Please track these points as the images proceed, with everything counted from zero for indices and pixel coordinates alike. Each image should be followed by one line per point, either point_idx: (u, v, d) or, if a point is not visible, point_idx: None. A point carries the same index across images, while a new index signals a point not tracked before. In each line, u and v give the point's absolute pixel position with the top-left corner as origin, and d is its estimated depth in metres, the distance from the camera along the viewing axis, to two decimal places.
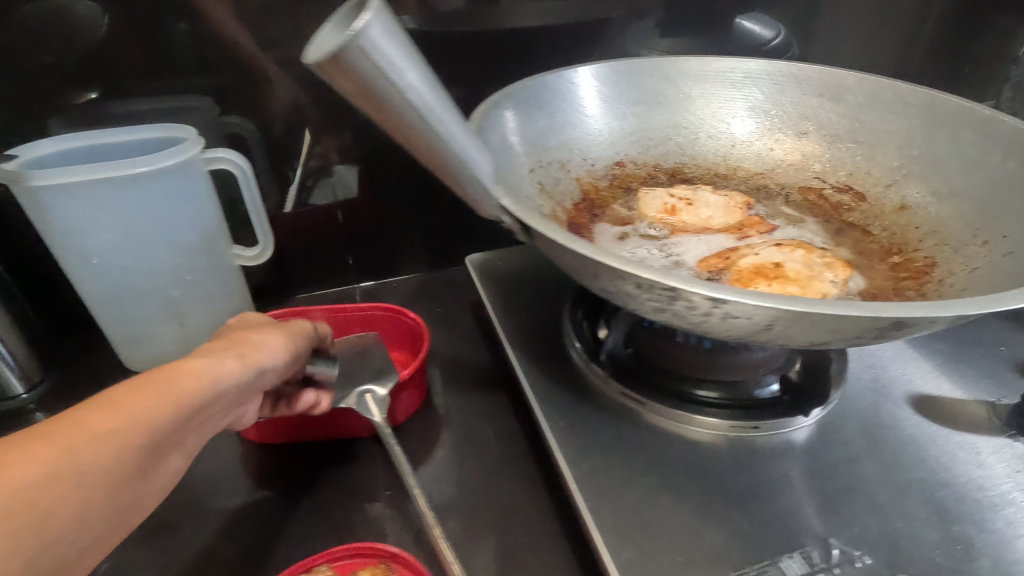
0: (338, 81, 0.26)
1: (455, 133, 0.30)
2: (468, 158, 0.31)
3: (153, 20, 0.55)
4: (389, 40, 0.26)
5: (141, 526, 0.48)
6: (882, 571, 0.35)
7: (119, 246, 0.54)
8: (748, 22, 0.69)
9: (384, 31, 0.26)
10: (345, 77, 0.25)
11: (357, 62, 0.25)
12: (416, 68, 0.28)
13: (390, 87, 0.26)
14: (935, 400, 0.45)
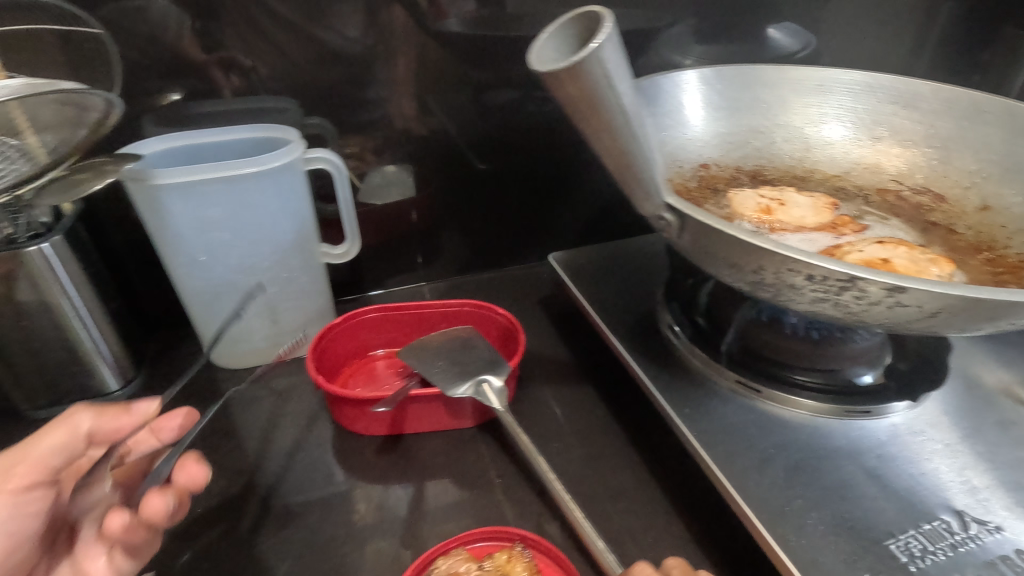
0: (572, 87, 0.29)
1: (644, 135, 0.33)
2: (644, 159, 0.33)
3: (251, 24, 0.56)
4: (615, 52, 0.29)
5: (264, 515, 0.50)
6: (1015, 537, 0.37)
7: (224, 244, 0.56)
8: (779, 32, 0.75)
9: (613, 43, 0.29)
10: (579, 83, 0.29)
11: (591, 73, 0.29)
12: (628, 78, 0.30)
13: (614, 94, 0.30)
14: (1016, 384, 0.49)
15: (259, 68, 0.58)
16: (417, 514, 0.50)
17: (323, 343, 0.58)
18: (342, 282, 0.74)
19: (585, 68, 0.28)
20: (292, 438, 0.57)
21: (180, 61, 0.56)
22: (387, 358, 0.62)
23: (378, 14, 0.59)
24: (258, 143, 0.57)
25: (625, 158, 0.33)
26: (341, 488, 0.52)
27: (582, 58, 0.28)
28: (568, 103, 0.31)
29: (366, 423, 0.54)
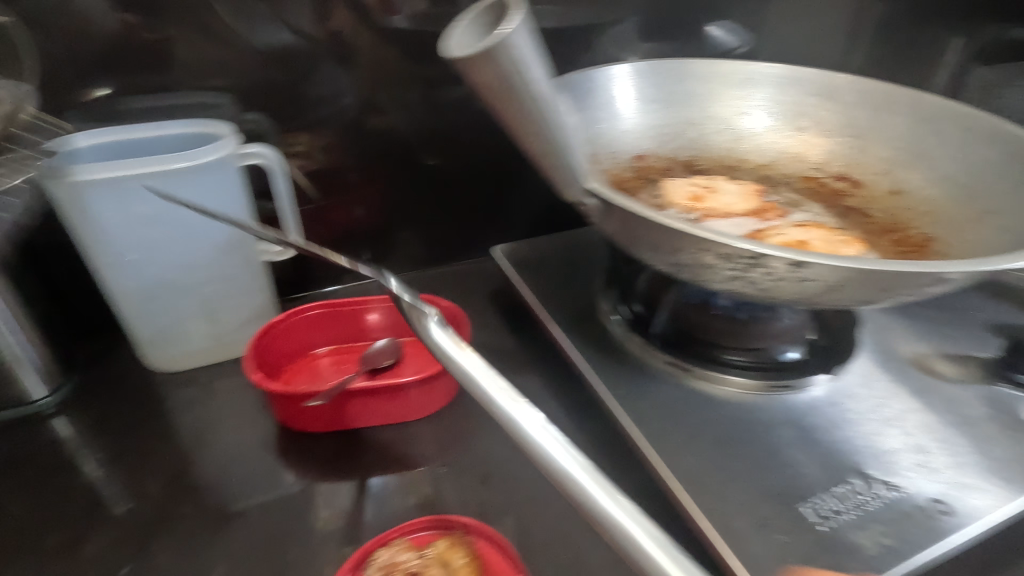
0: (483, 72, 0.30)
1: (559, 120, 0.34)
2: (562, 145, 0.35)
3: (177, 17, 0.55)
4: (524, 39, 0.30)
5: (200, 518, 0.49)
6: (917, 495, 0.40)
7: (155, 242, 0.55)
8: (720, 30, 0.78)
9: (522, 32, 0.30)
10: (488, 69, 0.30)
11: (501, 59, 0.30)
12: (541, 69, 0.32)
13: (526, 80, 0.30)
14: (931, 356, 0.51)
15: (192, 61, 0.57)
16: (360, 507, 0.49)
17: (263, 343, 0.57)
18: (287, 283, 0.73)
19: (493, 54, 0.29)
20: (234, 439, 0.56)
21: (109, 54, 0.54)
22: (331, 355, 0.62)
23: (313, 7, 0.58)
24: (189, 139, 0.56)
25: (544, 144, 0.35)
26: (283, 485, 0.51)
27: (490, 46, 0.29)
28: (483, 89, 0.31)
29: (307, 420, 0.54)
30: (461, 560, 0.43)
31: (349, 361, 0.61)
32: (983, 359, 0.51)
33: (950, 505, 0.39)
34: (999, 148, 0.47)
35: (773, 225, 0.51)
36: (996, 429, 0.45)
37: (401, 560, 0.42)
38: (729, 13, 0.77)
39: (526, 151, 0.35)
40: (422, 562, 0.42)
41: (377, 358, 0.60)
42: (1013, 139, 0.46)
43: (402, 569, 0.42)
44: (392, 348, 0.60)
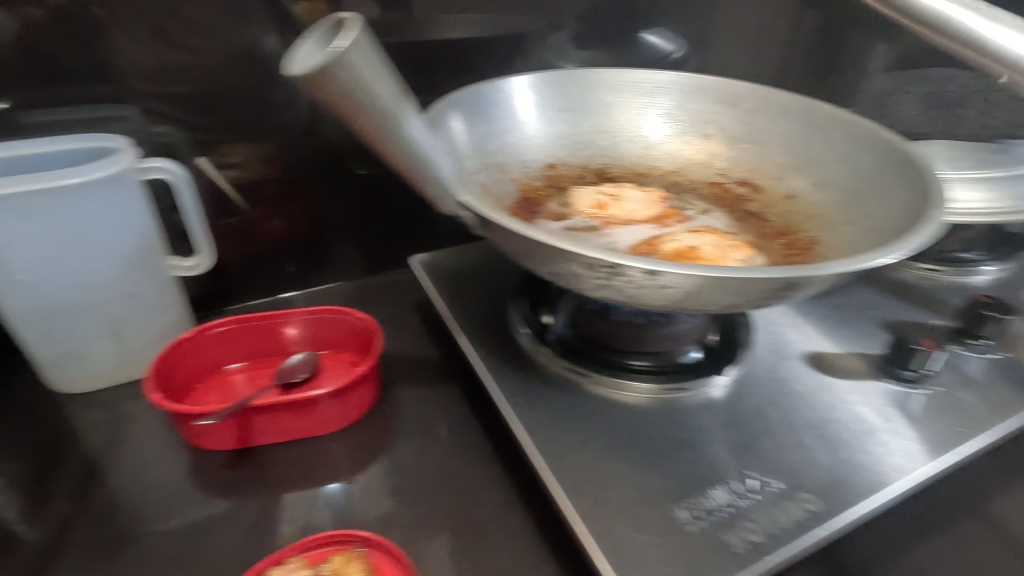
0: (326, 89, 0.30)
1: (420, 135, 0.34)
2: (427, 160, 0.35)
3: (72, 28, 0.54)
4: (361, 56, 0.30)
5: (92, 542, 0.48)
6: (790, 491, 0.41)
7: (49, 260, 0.53)
8: (653, 36, 0.80)
9: (358, 48, 0.30)
10: (331, 86, 0.30)
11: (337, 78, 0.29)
12: (385, 82, 0.32)
13: (371, 97, 0.30)
14: (825, 355, 0.53)
15: (93, 73, 0.56)
16: (262, 525, 0.49)
17: (168, 359, 0.55)
18: (205, 296, 0.71)
19: (331, 70, 0.29)
20: (139, 459, 0.55)
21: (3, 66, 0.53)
22: (245, 370, 0.61)
23: (219, 18, 0.58)
24: (86, 155, 0.55)
25: (408, 162, 0.34)
26: (184, 507, 0.50)
27: (327, 64, 0.29)
28: (332, 106, 0.31)
29: (213, 437, 0.53)
30: None
31: (264, 375, 0.61)
32: (873, 355, 0.53)
33: (820, 500, 0.40)
34: (877, 154, 0.49)
35: (670, 232, 0.52)
36: (878, 424, 0.47)
37: None
38: (660, 21, 0.79)
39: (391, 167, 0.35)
40: None
41: (292, 372, 0.59)
42: (888, 148, 0.49)
43: None
44: (307, 362, 0.60)
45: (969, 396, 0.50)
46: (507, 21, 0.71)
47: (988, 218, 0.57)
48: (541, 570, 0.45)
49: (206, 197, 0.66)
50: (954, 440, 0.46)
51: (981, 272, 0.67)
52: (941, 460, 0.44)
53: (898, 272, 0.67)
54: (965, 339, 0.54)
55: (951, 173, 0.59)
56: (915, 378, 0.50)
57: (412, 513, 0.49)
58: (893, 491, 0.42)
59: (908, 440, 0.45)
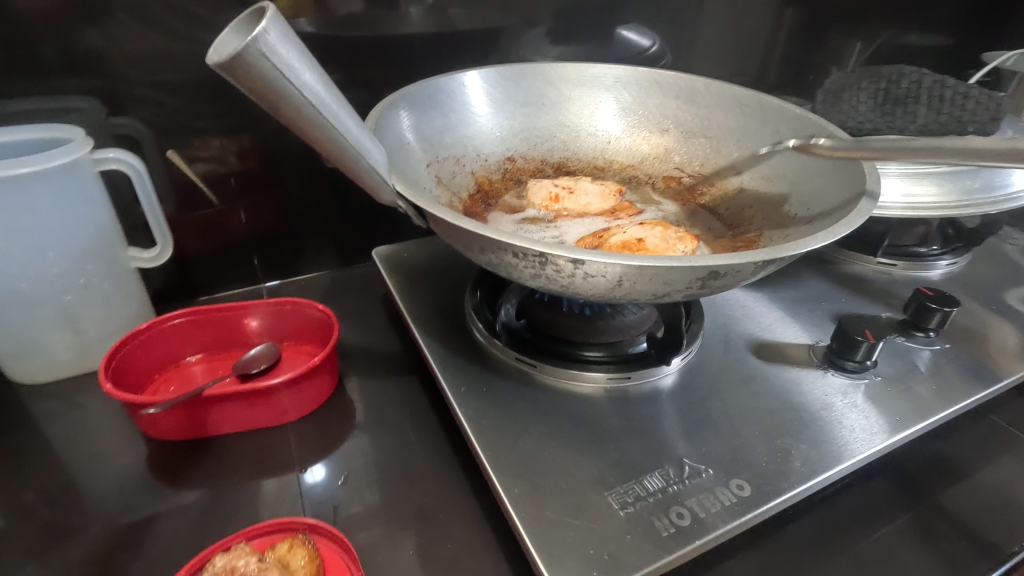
0: (246, 79, 0.30)
1: (350, 126, 0.36)
2: (356, 149, 0.36)
3: (27, 16, 0.53)
4: (283, 44, 0.31)
5: (40, 531, 0.48)
6: (721, 477, 0.42)
7: (2, 251, 0.53)
8: (628, 32, 0.80)
9: (278, 35, 0.31)
10: (251, 76, 0.30)
11: (257, 66, 0.30)
12: (310, 70, 0.33)
13: (291, 86, 0.32)
14: (771, 345, 0.55)
15: (49, 62, 0.55)
16: (213, 514, 0.49)
17: (123, 350, 0.55)
18: (169, 289, 0.71)
19: (247, 58, 0.30)
20: (94, 450, 0.55)
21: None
22: (204, 362, 0.61)
23: (183, 10, 0.58)
24: (40, 144, 0.55)
25: (338, 149, 0.36)
26: (135, 496, 0.50)
27: (240, 53, 0.30)
28: (255, 96, 0.32)
29: (167, 427, 0.53)
30: (300, 562, 0.42)
31: (223, 367, 0.61)
32: (817, 347, 0.55)
33: (751, 485, 0.41)
34: (821, 147, 0.50)
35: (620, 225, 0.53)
36: (816, 411, 0.48)
37: (239, 564, 0.41)
38: (635, 17, 0.79)
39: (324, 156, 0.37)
40: (260, 566, 0.41)
41: (251, 364, 0.59)
42: (833, 142, 0.49)
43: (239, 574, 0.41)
44: (266, 353, 0.60)
45: (905, 387, 0.51)
46: (480, 15, 0.71)
47: (942, 211, 0.61)
48: (485, 556, 0.45)
49: (168, 189, 0.65)
50: (887, 428, 0.47)
51: (940, 264, 0.68)
52: (871, 447, 0.45)
53: (852, 267, 0.68)
54: (913, 331, 0.57)
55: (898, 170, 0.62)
56: (858, 368, 0.52)
57: (363, 502, 0.49)
58: (822, 477, 0.43)
59: (842, 428, 0.47)
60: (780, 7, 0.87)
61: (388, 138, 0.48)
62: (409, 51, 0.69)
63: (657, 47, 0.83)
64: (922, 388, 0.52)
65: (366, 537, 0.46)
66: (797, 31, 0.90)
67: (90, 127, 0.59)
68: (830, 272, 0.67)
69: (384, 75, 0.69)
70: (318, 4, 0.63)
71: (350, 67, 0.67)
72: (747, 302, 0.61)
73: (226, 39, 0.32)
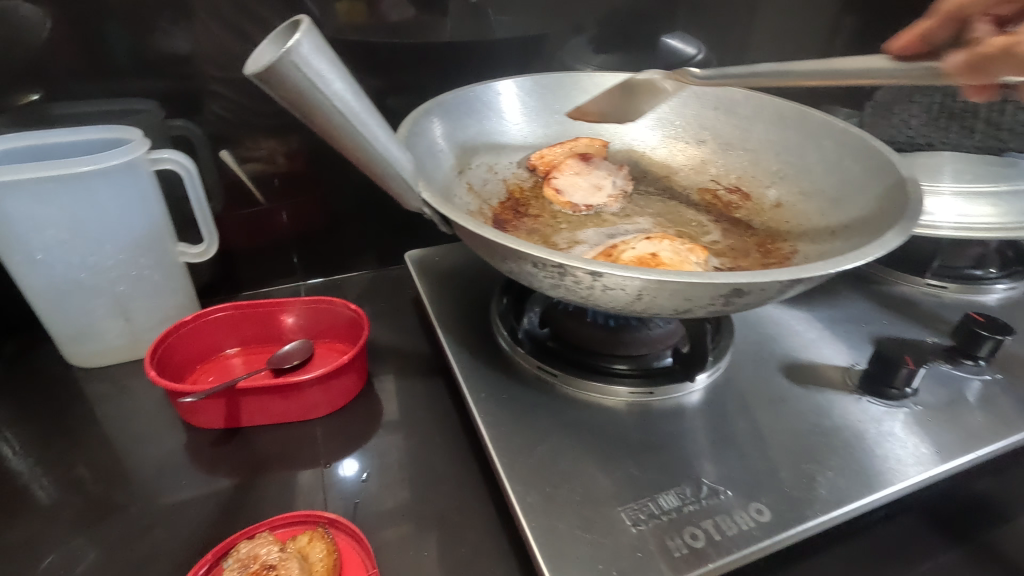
0: (278, 88, 0.32)
1: (378, 134, 0.37)
2: (383, 155, 0.38)
3: (99, 25, 0.57)
4: (314, 55, 0.33)
5: (84, 507, 0.51)
6: (740, 501, 0.41)
7: (65, 242, 0.57)
8: (673, 40, 0.79)
9: (311, 47, 0.33)
10: (284, 86, 0.32)
11: (290, 76, 0.32)
12: (341, 79, 0.34)
13: (321, 94, 0.33)
14: (804, 366, 0.53)
15: (115, 67, 0.59)
16: (241, 501, 0.51)
17: (168, 340, 0.58)
18: (215, 283, 0.75)
19: (280, 67, 0.31)
20: (137, 432, 0.58)
21: (34, 60, 0.56)
22: (242, 354, 0.64)
23: (239, 18, 0.61)
24: (103, 144, 0.59)
25: (366, 156, 0.37)
26: (170, 480, 0.53)
27: (276, 64, 0.31)
28: (288, 103, 0.34)
29: (204, 415, 0.56)
30: (318, 555, 0.43)
31: (258, 361, 0.63)
32: (854, 370, 0.53)
33: (771, 510, 0.40)
34: (863, 162, 0.49)
35: (626, 240, 0.52)
36: (849, 436, 0.46)
37: (262, 552, 0.43)
38: (681, 25, 0.78)
39: (353, 161, 0.38)
40: (281, 555, 0.43)
41: (285, 359, 0.61)
42: (876, 156, 0.48)
43: (261, 561, 0.42)
44: (300, 350, 0.62)
45: (948, 417, 0.49)
46: (524, 22, 0.72)
47: (1000, 231, 0.57)
48: (499, 563, 0.45)
49: (217, 189, 0.69)
50: (927, 461, 0.45)
51: (997, 289, 0.64)
52: (905, 478, 0.43)
53: (898, 288, 0.65)
54: (961, 358, 0.54)
55: (940, 186, 0.59)
56: (897, 395, 0.50)
57: (383, 498, 0.50)
58: (849, 507, 0.41)
59: (874, 456, 0.45)
60: (838, 14, 0.84)
61: (420, 144, 0.49)
62: (451, 58, 0.70)
63: (703, 56, 0.81)
64: (968, 418, 0.49)
65: (382, 534, 0.47)
66: (853, 40, 0.86)
67: (149, 128, 0.63)
68: (872, 292, 0.64)
69: (426, 82, 0.71)
70: (366, 13, 0.65)
71: (396, 73, 0.69)
72: (782, 320, 0.59)
73: (262, 52, 0.34)
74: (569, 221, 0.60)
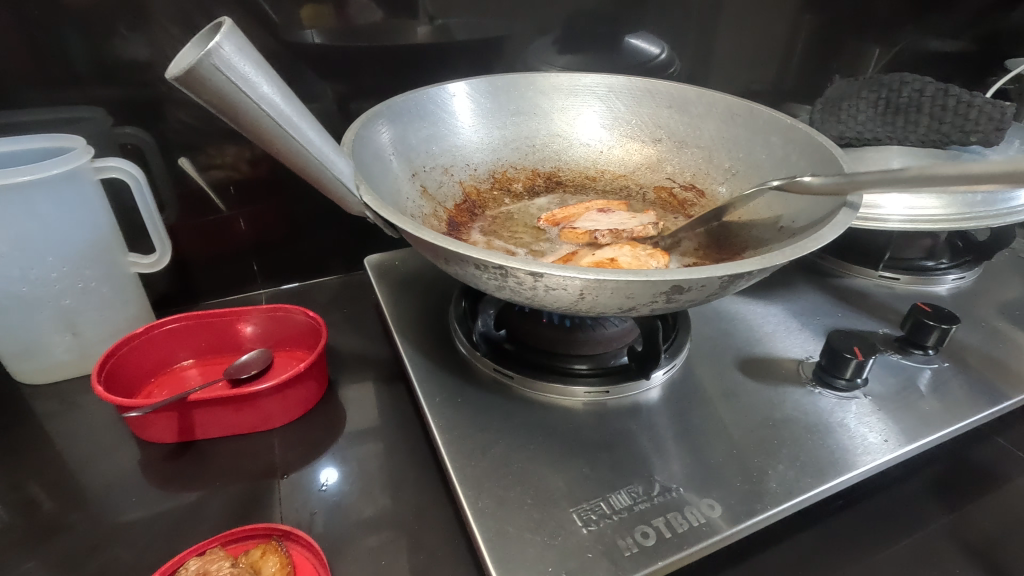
0: (201, 91, 0.31)
1: (314, 138, 0.37)
2: (321, 160, 0.37)
3: (39, 28, 0.55)
4: (239, 58, 0.32)
5: (27, 529, 0.49)
6: (693, 497, 0.41)
7: (5, 254, 0.55)
8: (636, 40, 0.80)
9: (234, 49, 0.32)
10: (207, 89, 0.31)
11: (213, 78, 0.31)
12: (270, 83, 0.34)
13: (249, 98, 0.33)
14: (760, 360, 0.54)
15: (58, 72, 0.57)
16: (195, 516, 0.49)
17: (117, 354, 0.56)
18: (171, 293, 0.73)
19: (202, 70, 0.30)
20: (87, 449, 0.56)
21: None
22: (198, 366, 0.63)
23: (188, 21, 0.59)
24: (45, 152, 0.57)
25: (301, 158, 0.37)
26: (121, 497, 0.51)
27: (198, 68, 0.31)
28: (215, 108, 0.33)
29: (156, 429, 0.54)
30: (270, 569, 0.42)
31: (214, 372, 0.62)
32: (808, 362, 0.53)
33: (722, 505, 0.40)
34: (810, 158, 0.50)
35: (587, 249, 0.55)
36: (802, 429, 0.47)
37: (212, 569, 0.42)
38: (644, 25, 0.79)
39: (289, 166, 0.38)
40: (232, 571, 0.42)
41: (242, 369, 0.59)
42: (822, 151, 0.49)
43: None
44: (258, 359, 0.61)
45: (899, 405, 0.50)
46: (485, 23, 0.71)
47: (942, 224, 0.59)
48: (459, 568, 0.45)
49: (170, 197, 0.67)
50: (877, 450, 0.45)
51: (948, 279, 0.66)
52: (854, 468, 0.44)
53: (853, 280, 0.67)
54: (910, 348, 0.55)
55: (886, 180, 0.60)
56: (849, 386, 0.50)
57: (341, 509, 0.49)
58: (799, 499, 0.41)
59: (825, 447, 0.45)
60: (796, 12, 0.85)
61: (368, 148, 0.48)
62: (413, 60, 0.70)
63: (666, 55, 0.82)
64: (918, 406, 0.50)
65: (340, 545, 0.46)
66: (813, 36, 0.88)
67: (95, 135, 0.61)
68: (829, 285, 0.65)
69: (385, 84, 0.70)
70: (323, 16, 0.64)
71: (355, 77, 0.68)
72: (741, 315, 0.59)
73: (185, 54, 0.33)
74: (523, 222, 0.61)
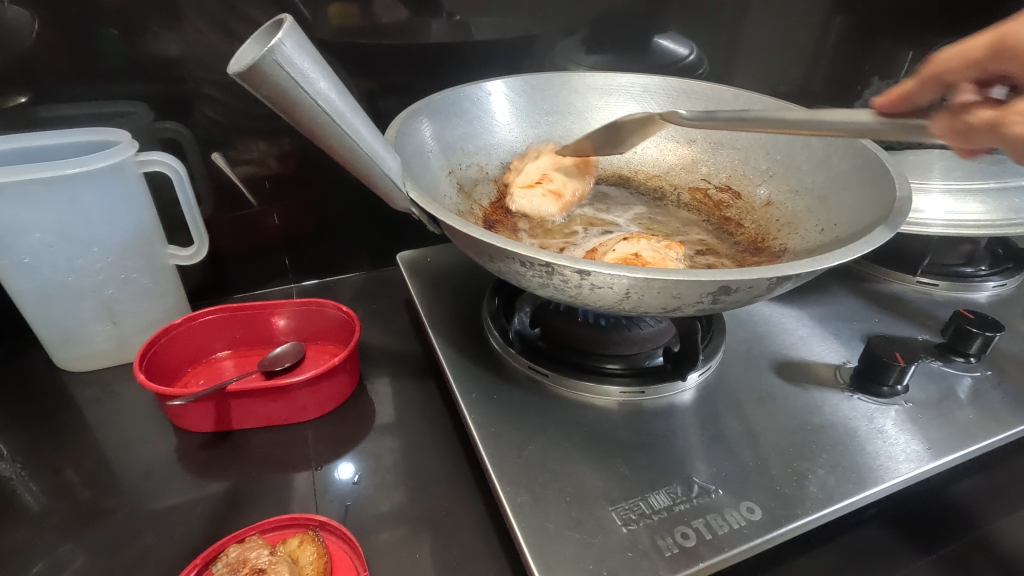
0: (261, 86, 0.32)
1: (365, 134, 0.37)
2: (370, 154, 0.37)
3: (85, 26, 0.56)
4: (298, 54, 0.33)
5: (71, 513, 0.50)
6: (731, 499, 0.41)
7: (52, 245, 0.57)
8: (664, 40, 0.79)
9: (294, 46, 0.33)
10: (267, 84, 0.32)
11: (272, 74, 0.32)
12: (326, 79, 0.34)
13: (306, 94, 0.33)
14: (796, 365, 0.53)
15: (103, 68, 0.59)
16: (233, 504, 0.50)
17: (157, 344, 0.58)
18: (206, 285, 0.74)
19: (263, 66, 0.31)
20: (127, 436, 0.57)
21: (20, 62, 0.56)
22: (233, 357, 0.64)
23: (226, 19, 0.60)
24: (90, 146, 0.59)
25: (351, 153, 0.37)
26: (161, 484, 0.52)
27: (259, 63, 0.31)
28: (273, 103, 0.33)
29: (194, 418, 0.55)
30: (308, 558, 0.43)
31: (249, 364, 0.63)
32: (846, 368, 0.53)
33: (761, 509, 0.40)
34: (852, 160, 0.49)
35: (603, 244, 0.52)
36: (840, 434, 0.46)
37: (251, 556, 0.42)
38: (672, 26, 0.79)
39: (338, 161, 0.38)
40: (271, 558, 0.42)
41: (276, 361, 0.60)
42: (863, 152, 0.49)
43: (250, 565, 0.42)
44: (292, 352, 0.61)
45: (939, 414, 0.49)
46: (515, 23, 0.71)
47: (987, 229, 0.57)
48: (491, 563, 0.45)
49: (207, 191, 0.68)
50: (917, 458, 0.45)
51: (987, 286, 0.64)
52: (895, 475, 0.43)
53: (888, 285, 0.66)
54: (951, 356, 0.54)
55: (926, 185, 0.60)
56: (889, 393, 0.50)
57: (374, 502, 0.50)
58: (840, 504, 0.41)
59: (864, 453, 0.45)
60: (827, 14, 0.84)
61: (409, 144, 0.49)
62: (443, 59, 0.70)
63: (694, 56, 0.81)
64: (959, 414, 0.49)
65: (375, 536, 0.47)
66: (845, 38, 0.86)
67: (137, 130, 0.63)
68: (864, 290, 0.64)
69: (416, 82, 0.70)
70: (356, 15, 0.64)
71: (387, 75, 0.69)
72: (774, 319, 0.59)
73: (246, 50, 0.34)
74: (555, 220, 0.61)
